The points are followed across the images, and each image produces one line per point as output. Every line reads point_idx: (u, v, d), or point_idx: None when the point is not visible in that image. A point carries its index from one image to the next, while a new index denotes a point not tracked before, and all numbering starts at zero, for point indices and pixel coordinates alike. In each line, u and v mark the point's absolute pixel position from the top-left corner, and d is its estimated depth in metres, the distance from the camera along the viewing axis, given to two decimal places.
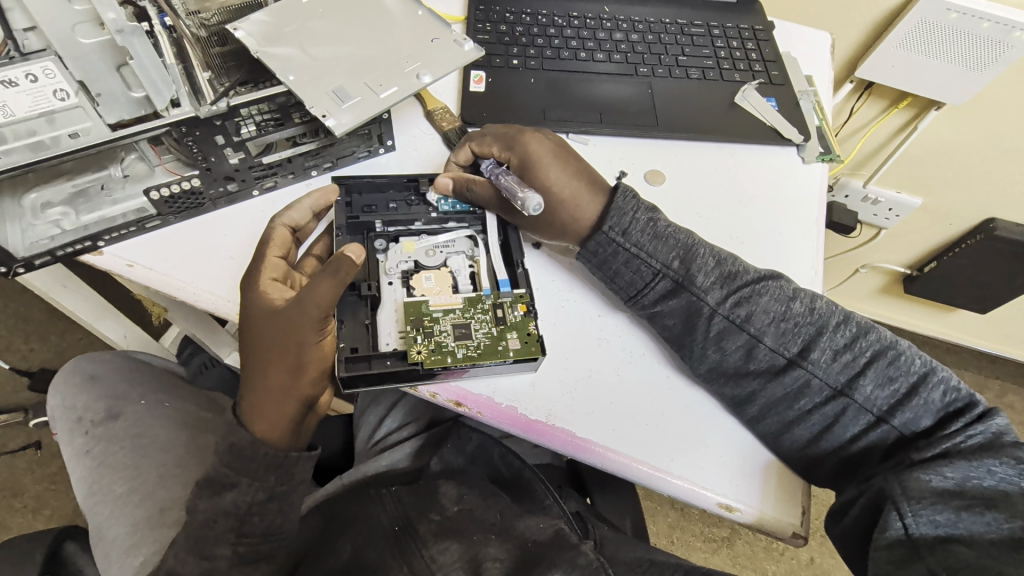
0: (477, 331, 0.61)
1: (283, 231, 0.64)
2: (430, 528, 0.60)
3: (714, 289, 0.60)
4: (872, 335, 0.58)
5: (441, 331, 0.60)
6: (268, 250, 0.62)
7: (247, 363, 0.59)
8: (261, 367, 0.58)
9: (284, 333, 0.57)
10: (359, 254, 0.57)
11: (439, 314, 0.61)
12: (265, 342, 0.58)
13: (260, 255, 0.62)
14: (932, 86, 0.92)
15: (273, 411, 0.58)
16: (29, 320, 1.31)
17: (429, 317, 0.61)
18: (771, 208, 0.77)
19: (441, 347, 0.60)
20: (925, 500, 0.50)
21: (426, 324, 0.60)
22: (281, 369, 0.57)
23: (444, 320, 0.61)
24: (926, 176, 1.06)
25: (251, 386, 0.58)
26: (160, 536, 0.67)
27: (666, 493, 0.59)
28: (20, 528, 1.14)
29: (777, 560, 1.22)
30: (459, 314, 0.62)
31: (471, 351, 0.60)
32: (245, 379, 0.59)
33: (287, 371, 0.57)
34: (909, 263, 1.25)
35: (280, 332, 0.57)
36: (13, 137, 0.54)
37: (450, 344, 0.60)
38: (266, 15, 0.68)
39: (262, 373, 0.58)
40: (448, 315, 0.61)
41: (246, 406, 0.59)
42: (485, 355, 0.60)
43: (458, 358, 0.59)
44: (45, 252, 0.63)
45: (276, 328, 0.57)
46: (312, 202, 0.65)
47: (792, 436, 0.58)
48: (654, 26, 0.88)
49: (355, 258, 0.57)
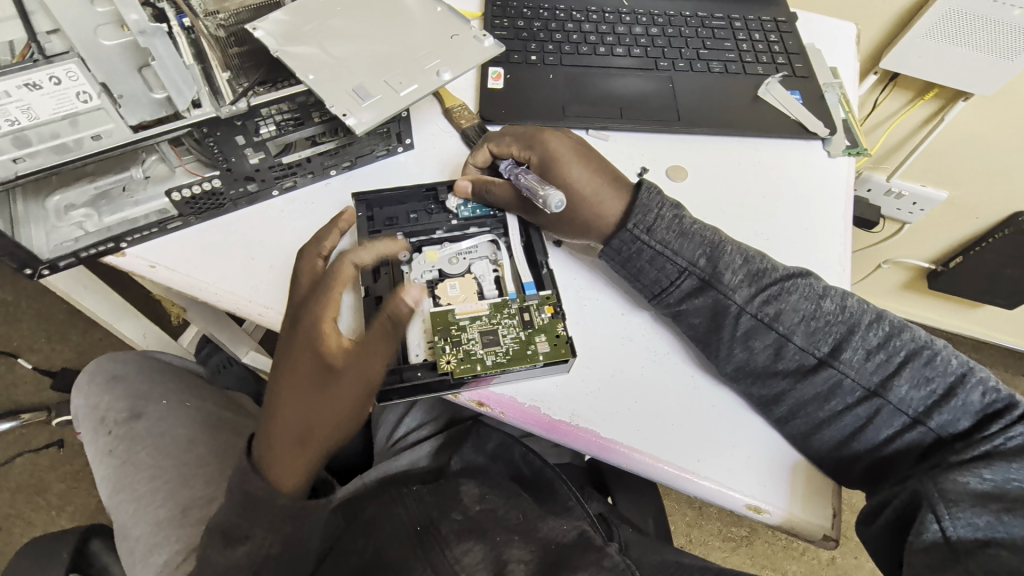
0: (505, 337, 0.60)
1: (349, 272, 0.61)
2: (452, 527, 0.59)
3: (741, 288, 0.59)
4: (906, 334, 0.57)
5: (469, 339, 0.60)
6: (335, 289, 0.59)
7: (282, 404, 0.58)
8: (299, 415, 0.57)
9: (337, 388, 0.57)
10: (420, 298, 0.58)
11: (465, 322, 0.61)
12: (312, 390, 0.57)
13: (327, 293, 0.59)
14: (962, 76, 0.89)
15: (295, 459, 0.58)
16: (51, 320, 1.32)
17: (455, 326, 0.60)
18: (797, 204, 0.75)
19: (470, 355, 0.59)
20: (963, 503, 0.49)
21: (453, 333, 0.60)
22: (320, 421, 0.57)
23: (470, 328, 0.60)
24: (953, 168, 1.04)
25: (280, 427, 0.58)
26: (184, 534, 0.67)
27: (693, 494, 0.58)
28: (44, 525, 1.15)
29: (797, 560, 1.20)
30: (486, 320, 0.61)
31: (500, 357, 0.59)
32: (274, 417, 0.58)
33: (327, 424, 0.58)
34: (933, 258, 1.22)
35: (334, 386, 0.57)
36: (38, 139, 0.54)
37: (479, 352, 0.59)
38: (285, 14, 0.68)
39: (298, 420, 0.57)
40: (474, 322, 0.61)
41: (268, 445, 0.58)
42: (515, 361, 0.59)
43: (488, 365, 0.59)
44: (69, 254, 0.63)
45: (331, 381, 0.57)
46: (383, 248, 0.64)
47: (822, 437, 0.57)
48: (674, 19, 0.86)
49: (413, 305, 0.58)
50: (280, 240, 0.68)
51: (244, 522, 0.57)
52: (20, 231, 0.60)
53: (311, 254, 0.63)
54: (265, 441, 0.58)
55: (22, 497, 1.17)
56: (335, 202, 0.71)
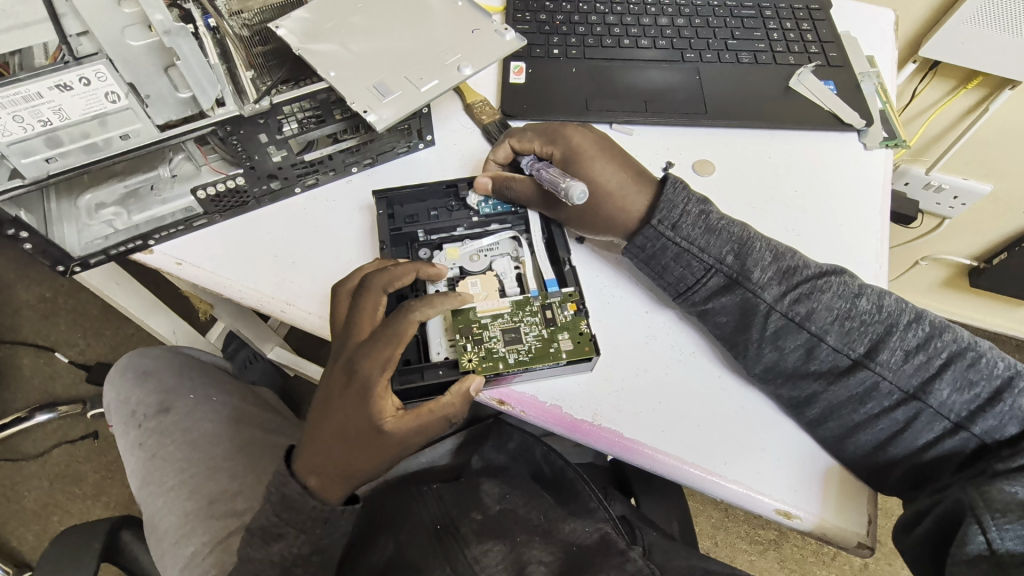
0: (527, 335, 0.59)
1: (411, 327, 0.55)
2: (471, 527, 0.59)
3: (771, 286, 0.57)
4: (948, 335, 0.55)
5: (490, 337, 0.59)
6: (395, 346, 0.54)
7: (325, 441, 0.55)
8: (340, 458, 0.55)
9: (378, 451, 0.54)
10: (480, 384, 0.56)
11: (487, 319, 0.60)
12: (356, 438, 0.54)
13: (387, 347, 0.54)
14: (1009, 63, 0.84)
15: (327, 489, 0.56)
16: (86, 316, 1.37)
17: (477, 324, 0.60)
18: (833, 198, 0.72)
19: (492, 354, 0.58)
20: (1011, 514, 0.47)
21: (474, 331, 0.59)
22: (357, 470, 0.55)
23: (492, 326, 0.60)
24: (998, 159, 0.99)
25: (319, 461, 0.55)
26: (209, 528, 0.70)
27: (718, 496, 0.56)
28: (79, 514, 1.19)
29: (827, 565, 1.17)
30: (508, 319, 0.60)
31: (522, 355, 0.58)
32: (314, 449, 0.56)
33: (365, 473, 0.56)
34: (976, 254, 1.17)
35: (381, 443, 0.54)
36: (68, 140, 0.55)
37: (501, 350, 0.58)
38: (308, 11, 0.68)
39: (336, 463, 0.55)
40: (496, 320, 0.60)
41: (305, 470, 0.56)
42: (537, 359, 0.58)
43: (510, 364, 0.58)
44: (100, 252, 0.65)
45: (375, 441, 0.54)
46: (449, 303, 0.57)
47: (856, 442, 0.55)
48: (701, 9, 0.84)
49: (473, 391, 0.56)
50: (302, 236, 0.69)
51: (270, 521, 0.57)
52: (53, 229, 0.63)
53: (380, 288, 0.57)
54: (305, 467, 0.56)
55: (60, 486, 1.21)
56: (357, 200, 0.71)
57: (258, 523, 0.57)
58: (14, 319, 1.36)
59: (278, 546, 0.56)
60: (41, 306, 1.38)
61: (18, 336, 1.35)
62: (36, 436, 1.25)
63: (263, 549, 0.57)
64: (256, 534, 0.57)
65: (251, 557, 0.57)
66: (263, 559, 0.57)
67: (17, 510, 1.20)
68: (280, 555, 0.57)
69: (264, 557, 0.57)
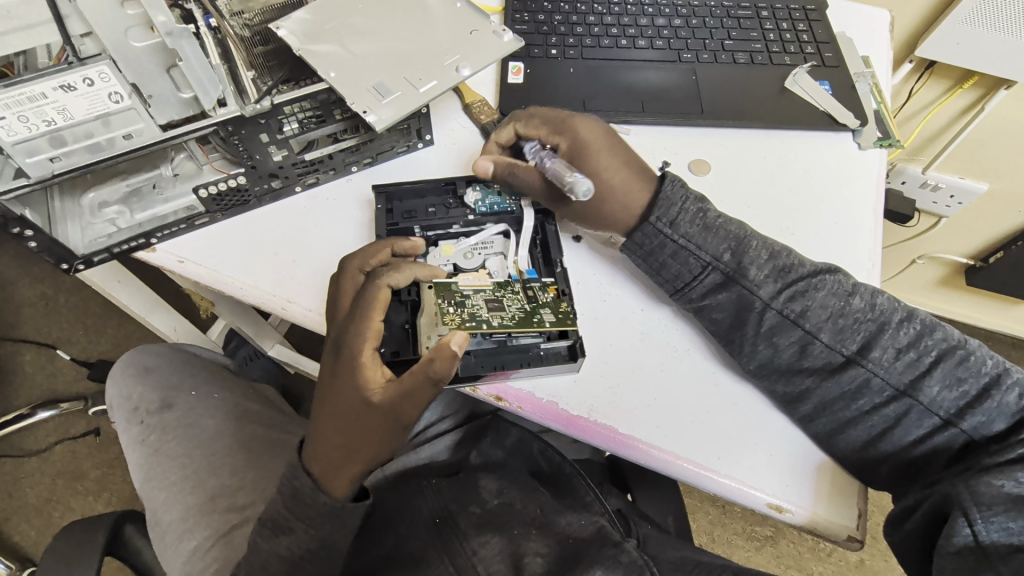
0: (510, 306, 0.60)
1: (384, 293, 0.57)
2: (471, 521, 0.60)
3: (766, 283, 0.58)
4: (938, 333, 0.55)
5: (474, 304, 0.59)
6: (370, 318, 0.56)
7: (325, 422, 0.56)
8: (340, 438, 0.55)
9: (366, 424, 0.54)
10: (462, 342, 0.52)
11: (470, 291, 0.61)
12: (350, 416, 0.55)
13: (363, 319, 0.56)
14: (1005, 64, 0.85)
15: (334, 475, 0.57)
16: (86, 314, 1.38)
17: (459, 293, 0.60)
18: (828, 198, 0.73)
19: (475, 317, 0.58)
20: (997, 507, 0.48)
21: (457, 298, 0.60)
22: (359, 449, 0.55)
23: (475, 296, 0.60)
24: (994, 159, 1.00)
25: (323, 447, 0.56)
26: (212, 522, 0.71)
27: (709, 490, 0.58)
28: (83, 510, 1.20)
29: (824, 562, 1.18)
30: (490, 293, 0.61)
31: (505, 320, 0.58)
32: (318, 436, 0.57)
33: (361, 453, 0.55)
34: (972, 253, 1.18)
35: (374, 418, 0.54)
36: (72, 139, 0.56)
37: (485, 314, 0.58)
38: (307, 12, 0.68)
39: (338, 445, 0.56)
40: (479, 293, 0.61)
41: (312, 458, 0.57)
42: (520, 325, 0.58)
43: (493, 325, 0.57)
44: (103, 250, 0.66)
45: (364, 412, 0.54)
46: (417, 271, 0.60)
47: (847, 437, 0.56)
48: (699, 9, 0.84)
49: (458, 348, 0.52)
50: (300, 233, 0.70)
51: (286, 513, 0.57)
52: (57, 228, 0.64)
53: (354, 268, 0.60)
54: (313, 455, 0.57)
55: (62, 483, 1.23)
56: (357, 195, 0.72)
57: (270, 515, 0.58)
58: (15, 317, 1.37)
59: (287, 540, 0.57)
60: (42, 303, 1.39)
61: (20, 334, 1.36)
62: (38, 433, 1.26)
63: (275, 544, 0.58)
64: (265, 529, 0.58)
65: (259, 548, 0.58)
66: (270, 551, 0.58)
67: (21, 506, 1.21)
68: (289, 549, 0.57)
69: (266, 550, 0.58)
